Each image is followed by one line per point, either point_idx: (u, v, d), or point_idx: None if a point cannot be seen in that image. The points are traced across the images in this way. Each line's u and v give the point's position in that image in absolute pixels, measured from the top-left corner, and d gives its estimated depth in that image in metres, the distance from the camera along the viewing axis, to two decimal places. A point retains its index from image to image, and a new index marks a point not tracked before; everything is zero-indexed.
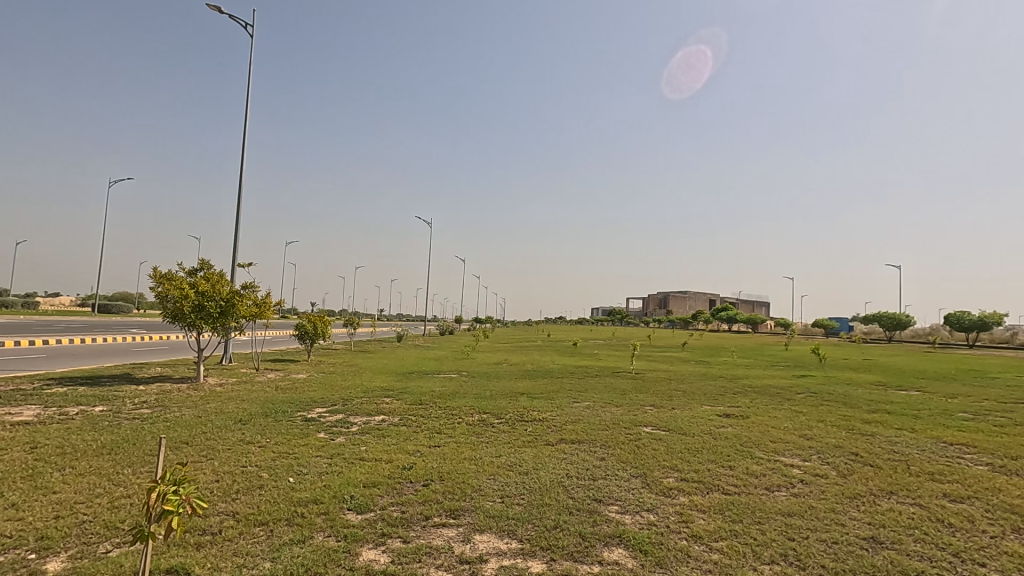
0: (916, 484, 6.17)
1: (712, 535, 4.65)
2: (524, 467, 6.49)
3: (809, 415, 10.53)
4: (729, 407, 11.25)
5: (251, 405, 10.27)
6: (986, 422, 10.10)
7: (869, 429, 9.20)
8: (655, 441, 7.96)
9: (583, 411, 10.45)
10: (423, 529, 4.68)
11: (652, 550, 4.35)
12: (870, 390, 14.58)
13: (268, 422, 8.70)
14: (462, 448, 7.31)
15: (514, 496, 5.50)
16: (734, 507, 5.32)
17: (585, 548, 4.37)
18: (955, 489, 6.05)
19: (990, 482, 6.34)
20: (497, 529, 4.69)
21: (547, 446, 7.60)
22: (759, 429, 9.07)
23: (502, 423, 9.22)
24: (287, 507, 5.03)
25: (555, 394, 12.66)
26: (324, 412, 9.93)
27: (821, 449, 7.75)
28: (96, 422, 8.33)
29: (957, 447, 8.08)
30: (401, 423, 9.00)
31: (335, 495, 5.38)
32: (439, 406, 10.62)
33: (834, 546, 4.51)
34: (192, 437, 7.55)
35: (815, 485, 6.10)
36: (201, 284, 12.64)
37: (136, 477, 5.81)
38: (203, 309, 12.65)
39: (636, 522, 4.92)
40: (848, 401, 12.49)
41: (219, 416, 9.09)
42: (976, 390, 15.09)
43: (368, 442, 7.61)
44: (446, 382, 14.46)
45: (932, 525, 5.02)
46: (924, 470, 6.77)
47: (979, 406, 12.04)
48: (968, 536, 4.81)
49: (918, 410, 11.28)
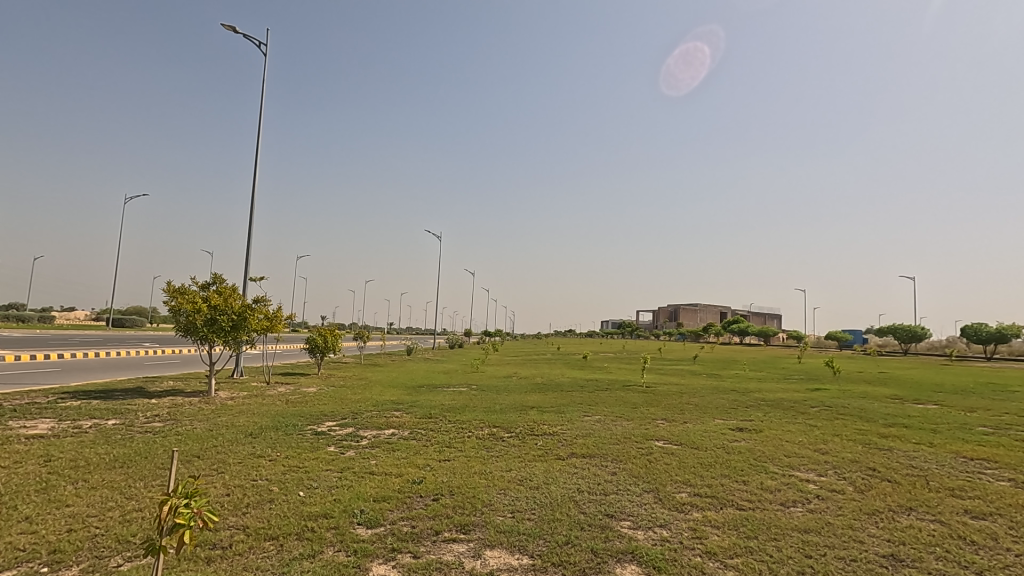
0: (936, 501, 6.03)
1: (727, 552, 4.57)
2: (535, 482, 6.44)
3: (823, 429, 10.34)
4: (741, 421, 11.11)
5: (262, 418, 10.33)
6: (1006, 436, 9.91)
7: (886, 444, 9.02)
8: (667, 455, 7.89)
9: (593, 425, 10.35)
10: (433, 544, 4.64)
11: (665, 567, 4.27)
12: (887, 404, 14.31)
13: (279, 436, 8.74)
14: (472, 462, 7.29)
15: (524, 510, 5.45)
16: (749, 523, 5.23)
17: (597, 565, 4.30)
18: (977, 506, 5.89)
19: (1013, 499, 6.17)
20: (507, 544, 4.64)
21: (558, 460, 7.56)
22: (772, 443, 8.94)
23: (513, 436, 9.17)
24: (297, 521, 5.01)
25: (566, 407, 12.59)
26: (334, 426, 9.93)
27: (836, 463, 7.63)
28: (109, 435, 8.38)
29: (978, 463, 7.89)
30: (411, 437, 8.99)
31: (345, 509, 5.35)
32: (449, 420, 10.59)
33: (853, 564, 4.42)
34: (203, 450, 7.58)
35: (832, 501, 5.98)
36: (213, 298, 12.74)
37: (147, 490, 5.83)
38: (215, 323, 12.76)
39: (649, 538, 4.84)
40: (862, 414, 12.29)
41: (230, 430, 9.11)
42: (996, 404, 14.71)
43: (378, 456, 7.60)
44: (456, 396, 14.40)
45: (954, 542, 4.90)
46: (944, 486, 6.61)
47: (998, 421, 11.76)
48: (992, 554, 4.67)
49: (937, 425, 11.03)
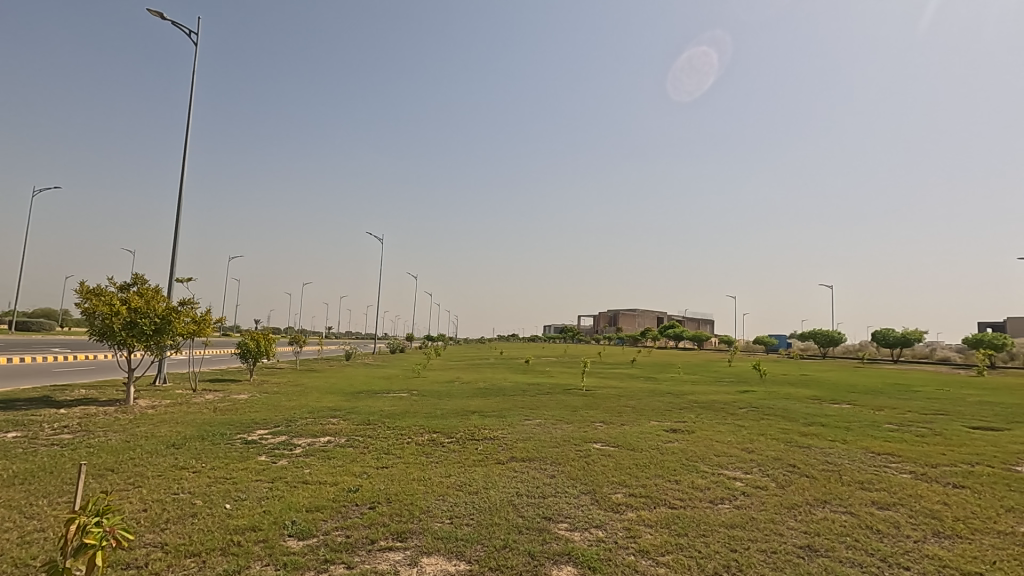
0: (847, 494, 6.49)
1: (659, 549, 4.72)
2: (474, 486, 6.43)
3: (750, 429, 10.92)
4: (675, 422, 11.56)
5: (187, 428, 9.74)
6: (908, 432, 10.83)
7: (806, 442, 9.63)
8: (604, 457, 8.07)
9: (534, 428, 10.45)
10: (368, 553, 4.53)
11: (600, 567, 4.36)
12: (807, 404, 15.31)
13: (205, 446, 8.28)
14: (411, 469, 7.18)
15: (463, 516, 5.42)
16: (680, 521, 5.43)
17: (533, 567, 4.34)
18: (882, 497, 6.40)
19: (913, 489, 6.75)
20: (445, 550, 4.59)
21: (498, 464, 7.59)
22: (703, 443, 9.35)
23: (453, 442, 9.11)
24: (222, 535, 4.76)
25: (507, 412, 12.63)
26: (265, 434, 9.51)
27: (760, 461, 8.05)
28: (8, 449, 7.66)
29: (884, 457, 8.57)
30: (348, 444, 8.76)
31: (274, 521, 5.14)
32: (389, 426, 10.40)
33: (773, 556, 4.67)
34: (118, 463, 7.06)
35: (755, 497, 6.31)
36: (134, 299, 11.93)
37: (52, 508, 5.37)
38: (135, 327, 11.94)
39: (585, 539, 4.94)
40: (785, 414, 13.07)
41: (150, 440, 8.54)
42: (901, 403, 16.03)
43: (312, 464, 7.34)
44: (396, 401, 14.18)
45: (862, 532, 5.27)
46: (854, 480, 7.13)
47: (902, 418, 12.82)
48: (894, 541, 5.07)
49: (850, 423, 11.91)
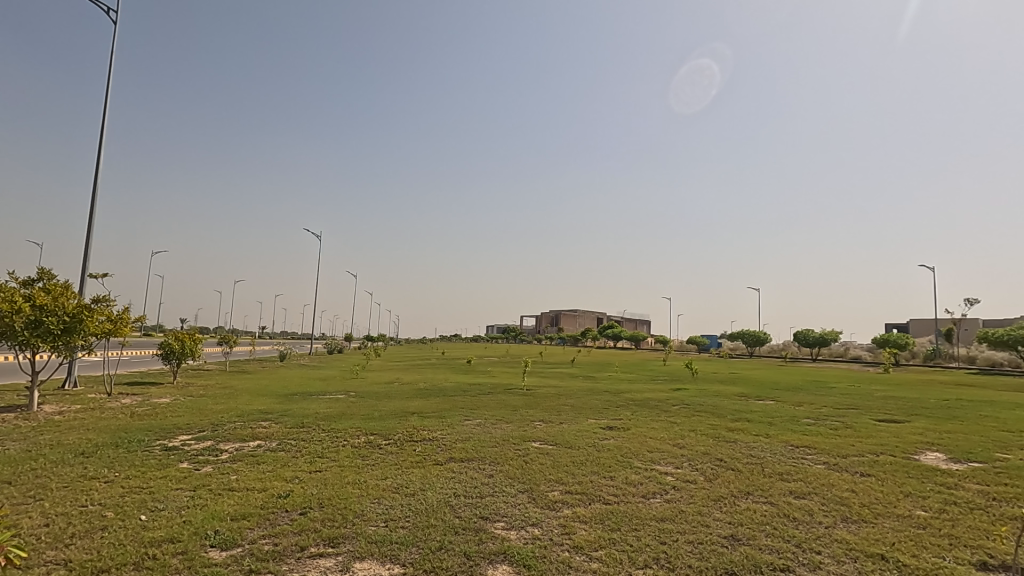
0: (768, 484, 6.89)
1: (593, 545, 4.83)
2: (410, 488, 6.34)
3: (682, 425, 11.37)
4: (612, 420, 11.86)
5: (99, 435, 9.04)
6: (823, 426, 11.64)
7: (732, 437, 10.14)
8: (542, 456, 8.17)
9: (473, 428, 10.44)
10: (297, 561, 4.37)
11: (535, 564, 4.41)
12: (734, 400, 16.12)
13: (119, 454, 7.72)
14: (345, 472, 6.98)
15: (399, 518, 5.33)
16: (613, 516, 5.57)
17: (468, 567, 4.33)
18: (798, 487, 6.83)
19: (826, 478, 7.25)
20: (378, 554, 4.50)
21: (436, 465, 7.52)
22: (638, 440, 9.64)
23: (391, 443, 8.95)
24: (136, 549, 4.45)
25: (447, 412, 12.53)
26: (188, 440, 8.98)
27: (690, 456, 8.39)
28: None
29: (801, 449, 9.16)
30: (279, 448, 8.42)
31: (195, 532, 4.85)
32: (324, 429, 10.08)
33: (699, 547, 4.87)
34: (16, 475, 6.45)
35: (684, 490, 6.57)
36: (39, 296, 10.96)
37: None
38: (40, 326, 10.96)
39: (521, 537, 4.98)
40: (715, 411, 13.70)
41: (55, 449, 7.86)
42: (818, 398, 17.18)
43: (240, 470, 7.00)
44: (332, 403, 13.78)
45: (780, 520, 5.61)
46: (775, 471, 7.57)
47: (818, 413, 13.75)
48: (808, 528, 5.42)
49: (772, 418, 12.64)
